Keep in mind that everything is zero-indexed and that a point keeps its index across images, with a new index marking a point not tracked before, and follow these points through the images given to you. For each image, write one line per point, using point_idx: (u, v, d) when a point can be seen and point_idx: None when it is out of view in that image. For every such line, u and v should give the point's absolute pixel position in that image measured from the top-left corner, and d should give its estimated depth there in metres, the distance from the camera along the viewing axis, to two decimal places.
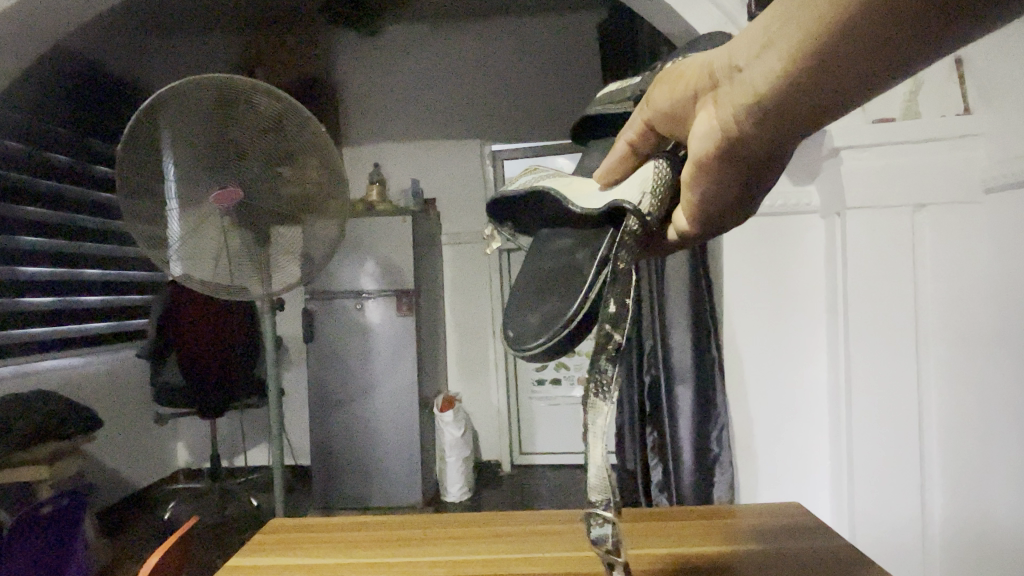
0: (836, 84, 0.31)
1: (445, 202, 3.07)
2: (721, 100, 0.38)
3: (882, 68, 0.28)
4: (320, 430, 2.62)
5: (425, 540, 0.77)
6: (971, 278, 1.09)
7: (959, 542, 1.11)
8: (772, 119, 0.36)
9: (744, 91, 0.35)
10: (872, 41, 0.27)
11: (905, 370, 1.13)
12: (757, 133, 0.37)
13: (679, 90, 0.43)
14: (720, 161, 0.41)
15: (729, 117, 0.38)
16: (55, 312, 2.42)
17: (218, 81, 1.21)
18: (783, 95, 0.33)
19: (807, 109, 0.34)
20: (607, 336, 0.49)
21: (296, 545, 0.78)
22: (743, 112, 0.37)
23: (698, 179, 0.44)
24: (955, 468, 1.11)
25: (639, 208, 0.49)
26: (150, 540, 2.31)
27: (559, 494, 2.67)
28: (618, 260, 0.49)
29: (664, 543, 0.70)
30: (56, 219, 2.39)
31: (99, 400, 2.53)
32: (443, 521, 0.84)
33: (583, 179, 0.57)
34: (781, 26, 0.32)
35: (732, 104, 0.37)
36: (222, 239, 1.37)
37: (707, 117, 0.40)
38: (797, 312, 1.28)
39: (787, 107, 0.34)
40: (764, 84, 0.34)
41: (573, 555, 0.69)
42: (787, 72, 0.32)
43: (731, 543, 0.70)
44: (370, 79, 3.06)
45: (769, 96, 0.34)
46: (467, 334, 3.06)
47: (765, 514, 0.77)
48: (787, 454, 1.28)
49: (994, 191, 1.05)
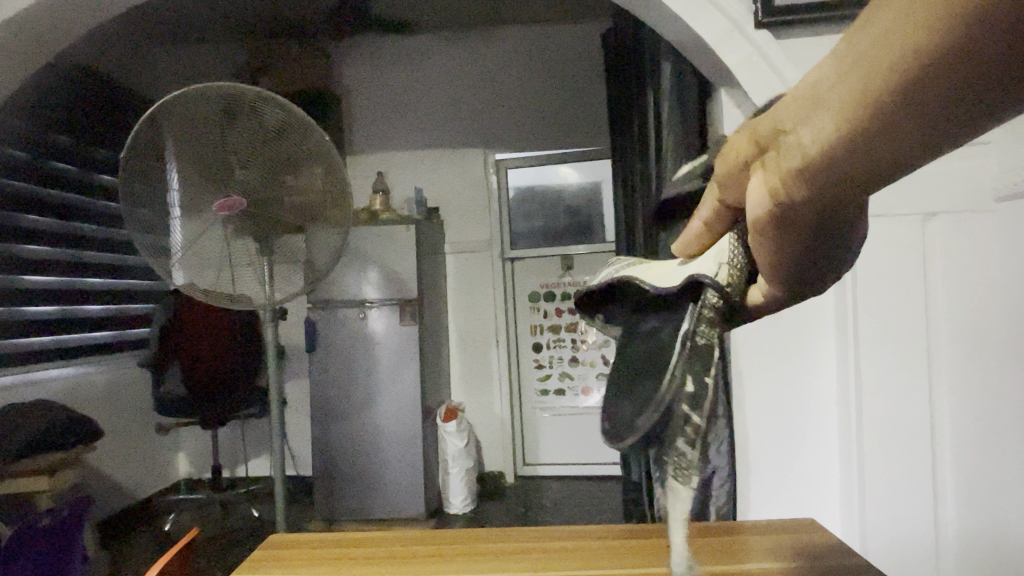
0: (898, 145, 0.26)
1: (448, 209, 3.05)
2: (772, 164, 0.33)
3: (935, 126, 0.24)
4: (322, 440, 2.60)
5: (429, 558, 0.75)
6: (983, 290, 1.10)
7: (972, 551, 1.12)
8: (821, 185, 0.30)
9: (796, 152, 0.30)
10: (943, 87, 0.23)
11: (916, 382, 1.12)
12: (813, 203, 0.32)
13: (739, 157, 0.38)
14: (781, 232, 0.35)
15: (782, 182, 0.32)
16: (57, 321, 2.40)
17: (222, 91, 1.20)
18: (835, 159, 0.28)
19: (868, 175, 0.28)
20: (684, 418, 0.43)
21: (299, 561, 0.76)
22: (797, 176, 0.31)
23: (757, 246, 0.38)
24: (966, 480, 1.11)
25: (718, 283, 0.45)
26: (150, 551, 2.29)
27: (563, 506, 2.65)
28: (696, 335, 0.44)
29: (674, 561, 0.69)
30: (58, 228, 2.38)
31: (98, 409, 2.51)
32: (452, 536, 0.83)
33: (665, 262, 0.56)
34: (832, 75, 0.27)
35: (784, 168, 0.32)
36: (225, 247, 1.36)
37: (760, 182, 0.35)
38: (807, 326, 1.22)
39: (841, 173, 0.29)
40: (817, 143, 0.29)
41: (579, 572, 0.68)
42: (838, 137, 0.27)
43: (743, 560, 0.68)
44: (374, 88, 3.07)
45: (823, 163, 0.29)
46: (471, 345, 3.03)
47: (774, 532, 0.76)
48: (800, 479, 1.23)
49: (1005, 200, 1.06)
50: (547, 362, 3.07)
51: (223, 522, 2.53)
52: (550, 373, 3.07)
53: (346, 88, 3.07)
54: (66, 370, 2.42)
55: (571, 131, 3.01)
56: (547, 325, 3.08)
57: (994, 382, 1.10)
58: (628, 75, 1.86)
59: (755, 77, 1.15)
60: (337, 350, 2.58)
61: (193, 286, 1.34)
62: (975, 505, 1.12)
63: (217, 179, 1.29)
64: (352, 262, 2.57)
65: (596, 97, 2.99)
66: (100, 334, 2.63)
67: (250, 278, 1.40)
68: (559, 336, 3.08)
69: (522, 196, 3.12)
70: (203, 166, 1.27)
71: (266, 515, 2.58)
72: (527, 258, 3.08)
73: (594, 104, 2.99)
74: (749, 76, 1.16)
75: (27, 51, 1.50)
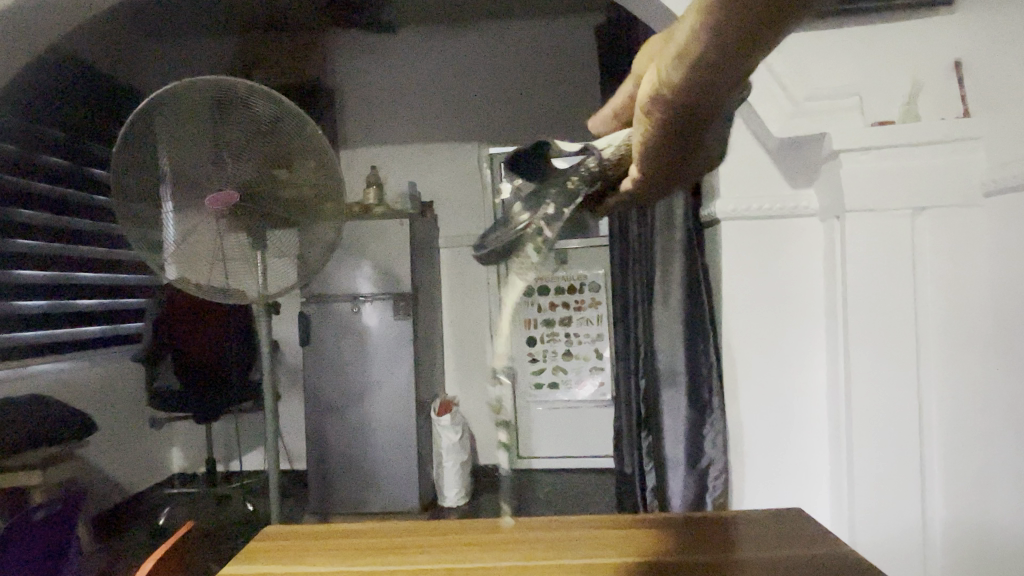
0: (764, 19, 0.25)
1: (443, 204, 3.05)
2: (659, 54, 0.32)
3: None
4: (317, 434, 2.61)
5: (422, 548, 0.76)
6: (972, 283, 1.11)
7: (960, 545, 1.12)
8: (698, 71, 0.29)
9: (673, 44, 0.29)
10: None
11: (905, 372, 1.14)
12: (688, 89, 0.31)
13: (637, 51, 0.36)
14: (664, 114, 0.34)
15: (662, 71, 0.31)
16: (50, 316, 2.39)
17: (213, 85, 1.21)
18: (706, 49, 0.27)
19: (735, 56, 0.27)
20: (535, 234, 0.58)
21: (292, 554, 0.76)
22: (675, 64, 0.30)
23: (649, 135, 0.38)
24: (955, 473, 1.13)
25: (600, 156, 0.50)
26: (144, 545, 2.29)
27: (557, 499, 2.66)
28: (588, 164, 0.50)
29: (662, 548, 0.71)
30: (50, 222, 2.37)
31: (90, 403, 2.50)
32: (446, 529, 0.83)
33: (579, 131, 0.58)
34: None
35: (665, 60, 0.31)
36: (218, 241, 1.35)
37: (650, 77, 0.34)
38: (797, 316, 1.27)
39: (714, 58, 0.28)
40: (689, 33, 0.27)
41: (574, 561, 0.69)
42: (703, 25, 0.26)
43: (730, 547, 0.70)
44: (369, 82, 3.06)
45: (695, 52, 0.28)
46: (466, 339, 3.04)
47: (761, 520, 0.78)
48: (794, 464, 1.27)
49: (994, 194, 1.07)
50: (542, 356, 3.07)
51: (218, 516, 2.53)
52: (544, 367, 3.08)
53: (340, 83, 3.07)
54: (60, 364, 2.41)
55: (566, 125, 3.01)
56: (541, 319, 3.09)
57: None
58: (621, 71, 1.86)
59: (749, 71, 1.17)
60: (333, 344, 2.59)
61: (186, 280, 1.34)
62: (963, 497, 1.12)
63: (211, 174, 1.29)
64: (346, 257, 2.57)
65: (590, 91, 2.98)
66: (94, 328, 2.62)
67: (243, 272, 1.40)
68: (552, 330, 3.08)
69: None
70: (195, 161, 1.26)
71: (261, 509, 2.58)
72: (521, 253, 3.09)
73: (589, 99, 2.98)
74: None
75: (20, 45, 1.50)
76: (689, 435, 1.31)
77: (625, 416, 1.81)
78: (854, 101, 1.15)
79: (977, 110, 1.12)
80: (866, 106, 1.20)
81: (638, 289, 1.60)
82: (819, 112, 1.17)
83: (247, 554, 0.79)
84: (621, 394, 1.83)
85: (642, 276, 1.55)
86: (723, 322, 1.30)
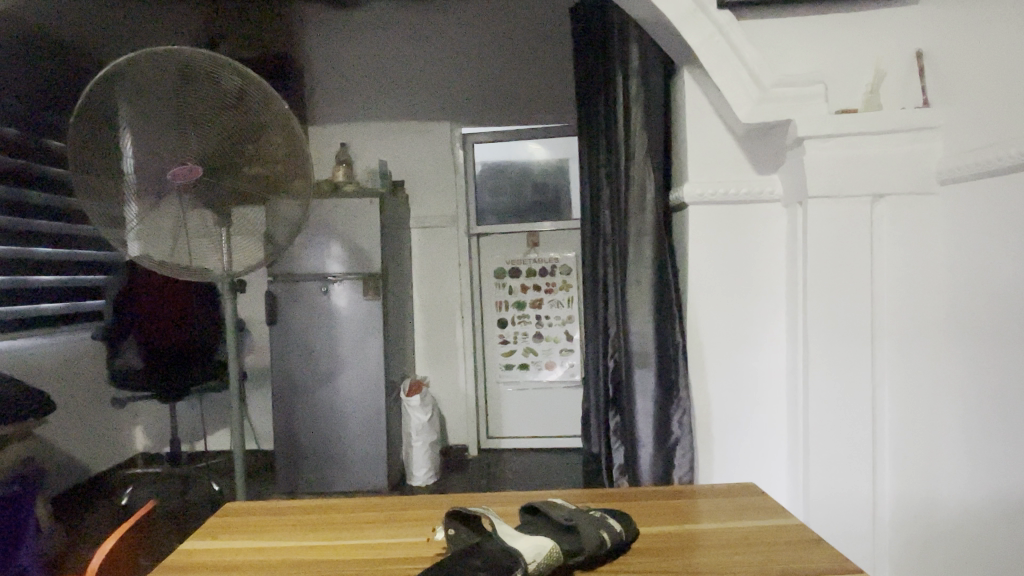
0: None
1: (413, 183, 3.03)
2: None
3: None
4: (284, 415, 2.58)
5: (393, 538, 0.77)
6: (925, 270, 1.19)
7: (905, 520, 1.21)
8: None
9: None
10: None
11: (864, 355, 1.19)
12: None
13: None
14: None
15: None
16: (7, 292, 2.32)
17: (175, 56, 1.18)
18: None
19: None
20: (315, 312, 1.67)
21: (260, 544, 0.77)
22: None
23: None
24: (905, 452, 1.20)
25: None
26: (106, 527, 2.25)
27: (524, 478, 2.69)
28: None
29: (632, 534, 0.76)
30: (4, 195, 2.29)
31: (49, 383, 2.44)
32: (416, 516, 0.84)
33: None
34: None
35: None
36: (181, 217, 1.32)
37: None
38: (761, 297, 1.31)
39: None
40: None
41: (548, 533, 0.73)
42: None
43: (691, 540, 0.76)
44: (338, 58, 3.01)
45: None
46: (435, 319, 3.05)
47: (722, 514, 0.83)
48: (754, 443, 1.31)
49: (949, 183, 1.14)
50: (512, 338, 3.07)
51: (183, 496, 2.50)
52: (514, 349, 3.08)
53: (308, 57, 3.01)
54: (19, 341, 2.34)
55: (540, 106, 2.99)
56: (512, 301, 3.07)
57: (934, 359, 1.19)
58: (594, 54, 1.86)
59: (717, 57, 1.19)
60: (300, 324, 2.56)
61: (148, 258, 1.29)
62: (909, 475, 1.21)
63: (174, 148, 1.26)
64: (315, 236, 2.55)
65: (564, 72, 2.96)
66: (52, 306, 2.55)
67: (206, 250, 1.37)
68: (524, 313, 3.08)
69: (489, 171, 3.11)
70: (156, 134, 1.23)
71: (226, 490, 2.56)
72: (492, 235, 3.08)
73: (562, 80, 2.97)
74: (710, 56, 1.19)
75: None
76: (657, 413, 1.29)
77: (593, 397, 1.84)
78: (820, 88, 1.17)
79: (936, 102, 1.16)
80: (831, 94, 1.22)
81: (608, 271, 1.62)
82: (784, 99, 1.18)
83: (213, 538, 0.79)
84: (589, 375, 1.86)
85: (612, 257, 1.57)
86: (689, 305, 1.32)
